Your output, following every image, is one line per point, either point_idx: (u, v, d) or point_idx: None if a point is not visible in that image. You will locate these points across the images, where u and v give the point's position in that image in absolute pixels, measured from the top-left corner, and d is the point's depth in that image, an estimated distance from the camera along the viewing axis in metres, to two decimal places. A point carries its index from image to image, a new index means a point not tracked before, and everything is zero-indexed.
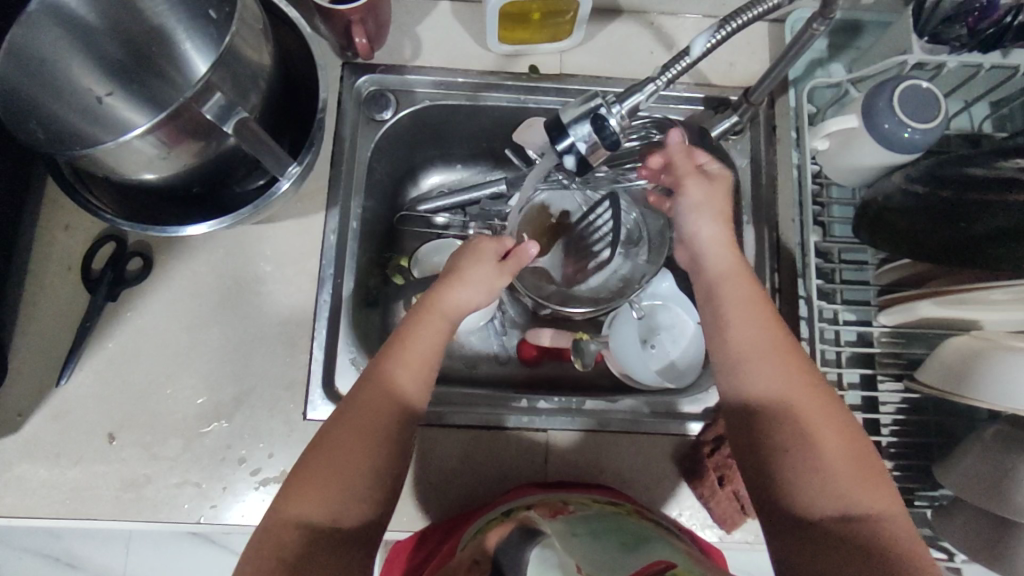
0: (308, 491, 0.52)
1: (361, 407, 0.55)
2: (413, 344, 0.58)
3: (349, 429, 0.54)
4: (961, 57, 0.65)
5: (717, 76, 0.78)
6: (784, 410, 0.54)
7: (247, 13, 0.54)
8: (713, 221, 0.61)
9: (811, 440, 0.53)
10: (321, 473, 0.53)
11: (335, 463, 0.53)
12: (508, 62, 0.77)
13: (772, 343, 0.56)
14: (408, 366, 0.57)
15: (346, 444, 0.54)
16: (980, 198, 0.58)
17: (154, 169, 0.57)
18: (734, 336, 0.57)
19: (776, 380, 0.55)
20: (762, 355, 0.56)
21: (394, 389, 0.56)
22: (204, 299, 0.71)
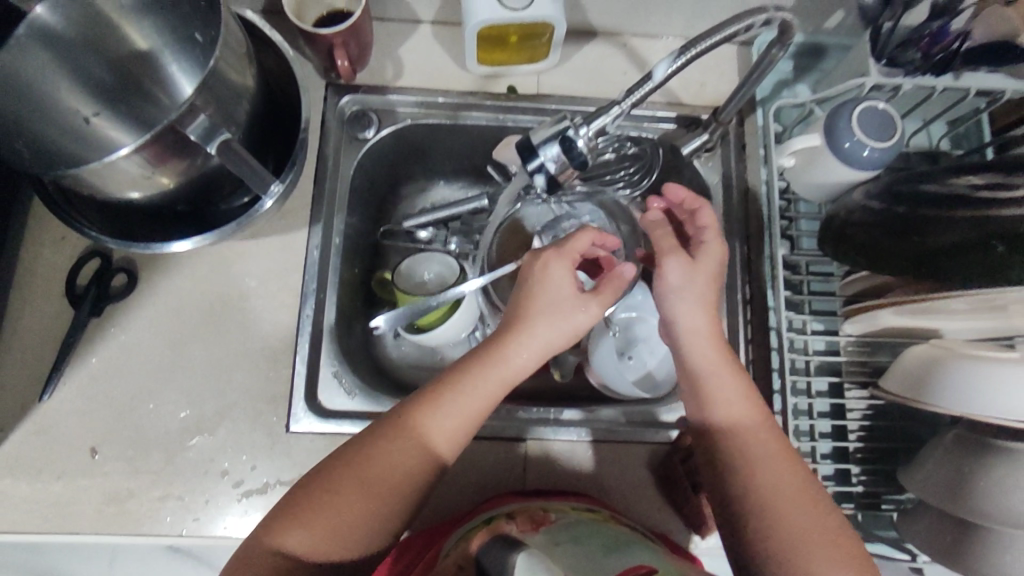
0: (312, 515, 0.54)
1: (386, 441, 0.56)
2: (468, 373, 0.59)
3: (373, 465, 0.56)
4: (916, 80, 0.68)
5: (689, 96, 0.81)
6: (749, 459, 0.57)
7: (230, 37, 0.56)
8: (699, 306, 0.61)
9: (771, 499, 0.55)
10: (333, 501, 0.55)
11: (351, 495, 0.55)
12: (487, 82, 0.80)
13: (750, 406, 0.59)
14: (458, 395, 0.58)
15: (382, 461, 0.56)
16: (931, 213, 0.61)
17: (138, 188, 0.59)
18: (717, 397, 0.59)
19: (745, 447, 0.57)
20: (733, 407, 0.59)
21: (431, 432, 0.57)
22: (188, 314, 0.72)
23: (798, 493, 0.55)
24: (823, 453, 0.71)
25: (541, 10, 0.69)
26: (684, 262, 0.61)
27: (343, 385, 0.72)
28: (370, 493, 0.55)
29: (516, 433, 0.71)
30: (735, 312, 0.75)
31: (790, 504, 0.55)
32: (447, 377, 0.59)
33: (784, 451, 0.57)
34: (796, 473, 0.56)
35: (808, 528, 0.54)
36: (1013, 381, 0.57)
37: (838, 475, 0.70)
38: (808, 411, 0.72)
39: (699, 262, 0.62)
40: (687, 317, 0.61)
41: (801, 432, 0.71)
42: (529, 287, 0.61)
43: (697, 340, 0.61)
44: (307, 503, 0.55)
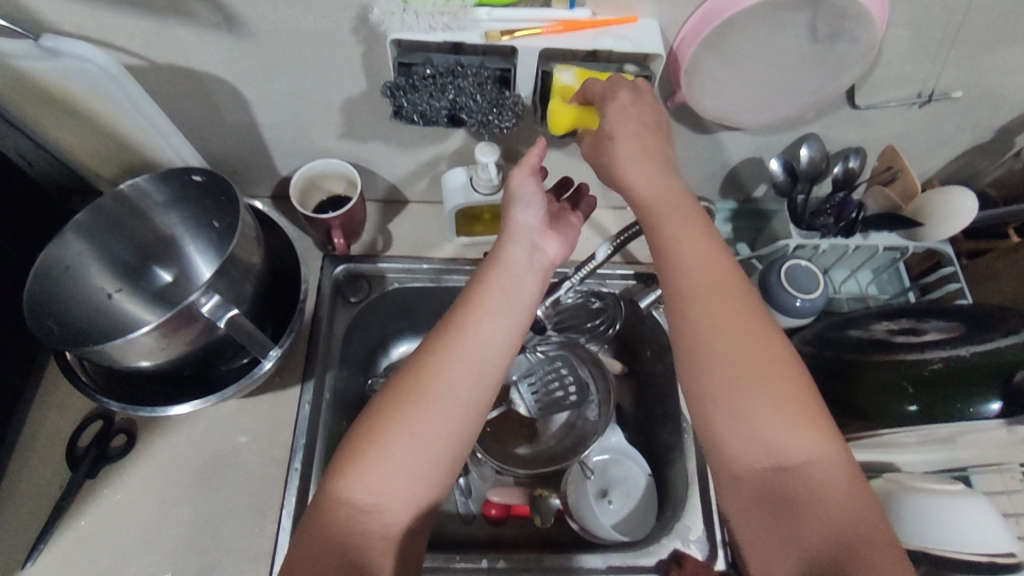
0: (363, 467, 0.53)
1: (421, 377, 0.57)
2: (471, 303, 0.61)
3: (416, 395, 0.56)
4: (830, 241, 0.80)
5: (644, 256, 0.92)
6: (719, 343, 0.55)
7: (245, 228, 0.67)
8: (631, 144, 0.60)
9: (732, 373, 0.54)
10: (384, 444, 0.54)
11: (401, 426, 0.55)
12: (466, 249, 0.91)
13: (718, 281, 0.57)
14: (463, 322, 0.59)
15: (397, 397, 0.56)
16: (852, 357, 0.69)
17: (150, 358, 0.65)
18: (676, 276, 0.57)
19: (731, 340, 0.55)
20: (697, 292, 0.56)
21: (466, 359, 0.58)
22: (180, 471, 0.76)
23: (785, 375, 0.53)
24: None
25: None
26: (628, 99, 0.59)
27: None
28: (397, 428, 0.55)
29: None
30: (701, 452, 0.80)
31: (779, 389, 0.53)
32: (477, 300, 0.61)
33: (770, 331, 0.55)
34: (779, 349, 0.55)
35: (795, 414, 0.53)
36: (965, 510, 0.62)
37: None
38: None
39: (635, 99, 0.60)
40: (641, 180, 0.60)
41: None
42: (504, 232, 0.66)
43: (653, 195, 0.60)
44: (349, 454, 0.54)
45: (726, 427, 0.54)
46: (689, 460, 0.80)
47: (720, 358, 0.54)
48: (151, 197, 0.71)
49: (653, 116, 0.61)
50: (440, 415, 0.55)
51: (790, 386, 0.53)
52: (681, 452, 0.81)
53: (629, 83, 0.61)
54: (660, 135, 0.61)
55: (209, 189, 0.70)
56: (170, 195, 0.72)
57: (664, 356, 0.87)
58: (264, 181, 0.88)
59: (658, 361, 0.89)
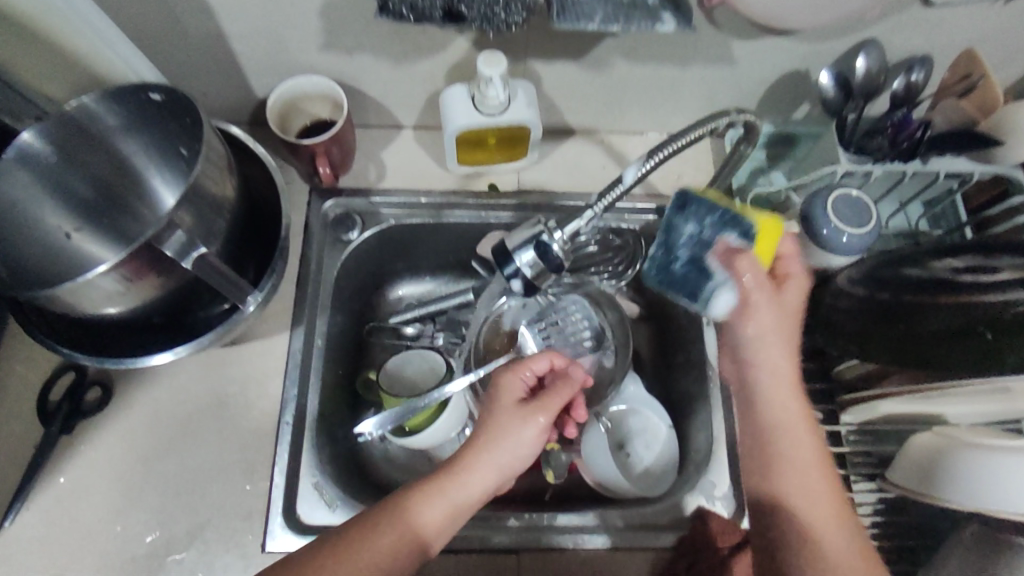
0: (373, 546, 0.51)
1: (477, 472, 0.56)
2: (477, 460, 0.56)
3: (403, 512, 0.53)
4: (886, 166, 0.70)
5: (666, 187, 0.82)
6: (799, 483, 0.56)
7: (211, 153, 0.58)
8: (789, 357, 0.60)
9: (807, 518, 0.54)
10: (381, 533, 0.52)
11: (381, 537, 0.52)
12: (468, 181, 0.81)
13: (816, 462, 0.56)
14: (480, 449, 0.57)
15: (396, 515, 0.53)
16: (915, 299, 0.61)
17: (114, 304, 0.58)
18: (774, 409, 0.59)
19: (811, 486, 0.55)
20: (788, 430, 0.58)
21: (465, 481, 0.55)
22: (163, 426, 0.70)
23: (849, 521, 0.54)
24: None
25: (518, 114, 0.71)
26: (801, 287, 0.61)
27: (323, 497, 0.68)
28: (383, 546, 0.51)
29: (503, 544, 0.67)
30: (729, 401, 0.73)
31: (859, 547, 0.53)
32: (478, 469, 0.56)
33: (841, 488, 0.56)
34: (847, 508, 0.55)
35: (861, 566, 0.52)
36: None
37: None
38: None
39: (801, 282, 0.62)
40: (760, 325, 0.60)
41: None
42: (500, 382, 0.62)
43: (755, 321, 0.60)
44: (350, 535, 0.52)
45: (783, 562, 0.54)
46: (716, 410, 0.73)
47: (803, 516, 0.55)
48: (103, 120, 0.62)
49: (794, 302, 0.61)
50: (418, 535, 0.52)
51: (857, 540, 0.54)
52: (706, 402, 0.75)
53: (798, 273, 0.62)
54: (799, 314, 0.62)
55: (171, 110, 0.61)
56: (125, 118, 0.62)
57: None
58: (239, 105, 0.78)
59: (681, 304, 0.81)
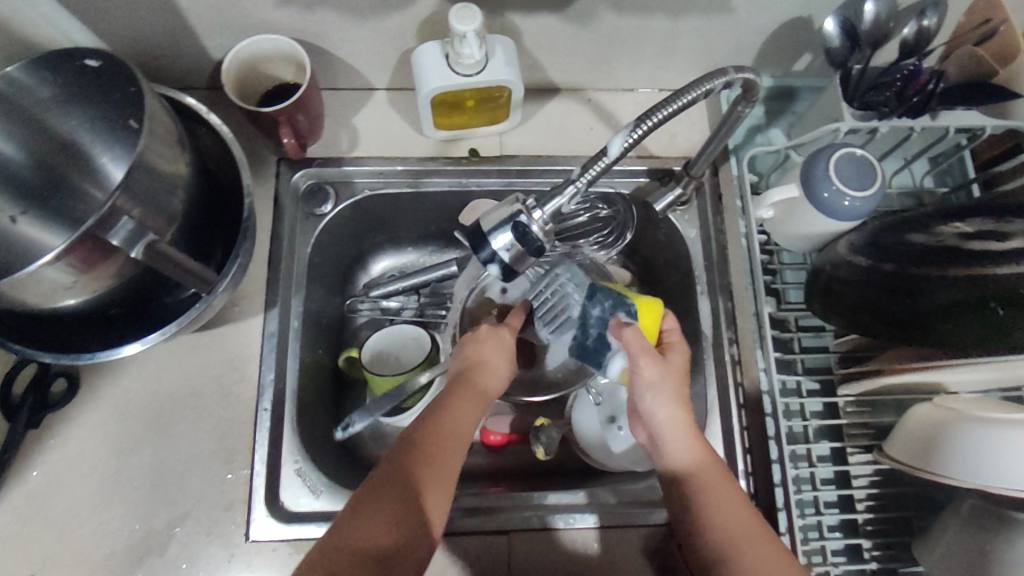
0: (386, 501, 0.49)
1: (481, 396, 0.58)
2: (460, 412, 0.56)
3: (426, 462, 0.51)
4: (893, 122, 0.65)
5: (659, 148, 0.77)
6: (718, 507, 0.52)
7: (157, 127, 0.52)
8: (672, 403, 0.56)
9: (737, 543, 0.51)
10: (389, 492, 0.49)
11: (403, 494, 0.49)
12: (447, 146, 0.76)
13: (726, 486, 0.53)
14: (457, 405, 0.56)
15: (398, 470, 0.51)
16: (921, 271, 0.56)
17: (67, 297, 0.54)
18: (670, 436, 0.56)
19: (730, 491, 0.53)
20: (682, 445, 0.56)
21: (457, 431, 0.54)
22: (135, 416, 0.67)
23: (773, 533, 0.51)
24: (831, 525, 0.66)
25: (497, 74, 0.66)
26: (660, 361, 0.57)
27: (307, 484, 0.66)
28: (396, 501, 0.49)
29: (494, 526, 0.66)
30: (723, 373, 0.71)
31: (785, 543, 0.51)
32: (463, 418, 0.55)
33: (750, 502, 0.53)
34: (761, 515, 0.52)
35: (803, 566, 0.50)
36: None
37: (849, 549, 0.65)
38: (811, 480, 0.66)
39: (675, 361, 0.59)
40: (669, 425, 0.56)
41: (805, 502, 0.66)
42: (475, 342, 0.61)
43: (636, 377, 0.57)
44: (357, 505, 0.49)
45: None
46: (710, 383, 0.71)
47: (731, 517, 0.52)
48: (35, 93, 0.56)
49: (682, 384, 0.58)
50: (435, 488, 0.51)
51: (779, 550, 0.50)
52: (700, 375, 0.72)
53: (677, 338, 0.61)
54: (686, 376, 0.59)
55: (110, 79, 0.55)
56: (61, 89, 0.57)
57: (680, 266, 0.77)
58: (193, 69, 0.71)
59: (674, 272, 0.78)
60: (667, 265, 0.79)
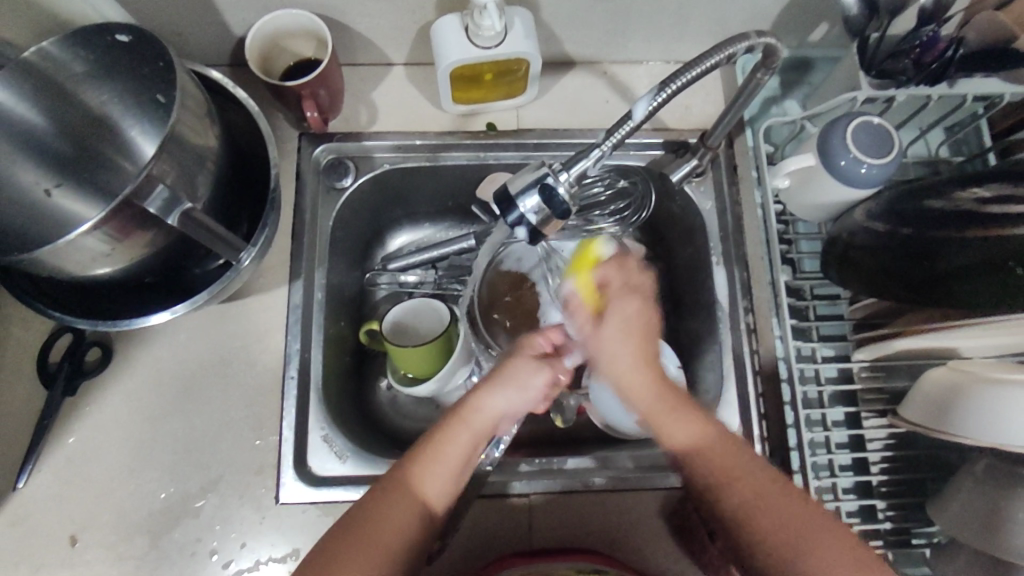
0: (369, 544, 0.51)
1: (476, 426, 0.56)
2: (446, 450, 0.55)
3: (398, 506, 0.52)
4: (911, 90, 0.65)
5: (674, 121, 0.78)
6: (740, 488, 0.53)
7: (187, 98, 0.54)
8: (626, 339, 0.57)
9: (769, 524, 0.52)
10: (368, 533, 0.51)
11: (379, 538, 0.51)
12: (464, 121, 0.77)
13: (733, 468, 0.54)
14: (445, 446, 0.55)
15: (378, 513, 0.52)
16: (940, 235, 0.58)
17: (104, 265, 0.56)
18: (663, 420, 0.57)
19: (738, 465, 0.54)
20: (664, 407, 0.56)
21: (441, 473, 0.54)
22: (167, 385, 0.69)
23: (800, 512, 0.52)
24: (846, 487, 0.67)
25: (515, 47, 0.67)
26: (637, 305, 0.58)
27: (334, 449, 0.68)
28: (375, 545, 0.51)
29: (515, 491, 0.67)
30: (738, 342, 0.72)
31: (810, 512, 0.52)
32: (449, 456, 0.55)
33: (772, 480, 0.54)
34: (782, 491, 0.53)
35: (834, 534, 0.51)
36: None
37: (863, 511, 0.66)
38: (826, 444, 0.68)
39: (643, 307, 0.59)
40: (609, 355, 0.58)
41: (820, 466, 0.67)
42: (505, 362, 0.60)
43: (598, 342, 0.58)
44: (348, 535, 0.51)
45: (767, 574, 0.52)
46: (726, 351, 0.72)
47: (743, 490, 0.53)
48: (69, 68, 0.58)
49: (644, 320, 0.58)
50: (410, 532, 0.52)
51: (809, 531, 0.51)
52: (716, 343, 0.74)
53: (619, 288, 0.59)
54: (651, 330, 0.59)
55: (140, 53, 0.56)
56: (93, 63, 0.58)
57: (696, 237, 0.78)
58: (216, 45, 0.73)
59: (689, 244, 0.79)
60: (682, 237, 0.80)
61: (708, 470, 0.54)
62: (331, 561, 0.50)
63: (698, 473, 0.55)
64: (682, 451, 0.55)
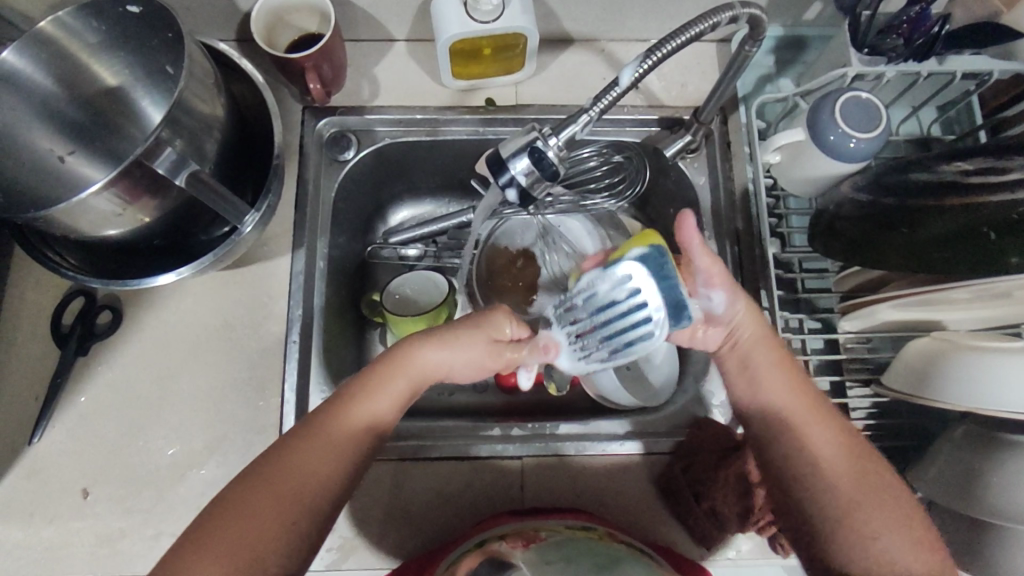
0: (289, 463, 0.54)
1: (408, 371, 0.60)
2: (375, 388, 0.58)
3: (323, 433, 0.56)
4: (899, 67, 0.67)
5: (670, 98, 0.79)
6: (817, 450, 0.57)
7: (197, 67, 0.56)
8: (749, 313, 0.59)
9: (838, 481, 0.55)
10: (290, 455, 0.54)
11: (296, 461, 0.54)
12: (464, 96, 0.79)
13: (810, 418, 0.58)
14: (379, 384, 0.59)
15: (307, 438, 0.55)
16: (918, 204, 0.60)
17: (113, 226, 0.58)
18: (771, 387, 0.59)
19: (843, 437, 0.57)
20: (776, 367, 0.60)
21: (368, 409, 0.58)
22: (175, 347, 0.72)
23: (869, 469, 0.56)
24: None
25: (513, 21, 0.68)
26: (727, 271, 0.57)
27: None
28: (292, 466, 0.54)
29: (507, 453, 0.70)
30: None
31: (868, 466, 0.56)
32: (379, 392, 0.58)
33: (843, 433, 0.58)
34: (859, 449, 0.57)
35: (875, 484, 0.55)
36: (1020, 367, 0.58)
37: None
38: None
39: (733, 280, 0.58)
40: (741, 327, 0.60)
41: None
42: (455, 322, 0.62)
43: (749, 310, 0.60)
44: (275, 454, 0.55)
45: (821, 533, 0.54)
46: None
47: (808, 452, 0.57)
48: (82, 37, 0.60)
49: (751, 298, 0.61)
50: (327, 459, 0.55)
51: (877, 485, 0.55)
52: None
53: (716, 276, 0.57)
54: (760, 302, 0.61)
55: (150, 24, 0.58)
56: (106, 32, 0.60)
57: (689, 213, 0.79)
58: (221, 20, 0.75)
59: None
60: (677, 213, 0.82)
61: (797, 430, 0.57)
62: (240, 497, 0.52)
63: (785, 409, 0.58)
64: (784, 412, 0.58)
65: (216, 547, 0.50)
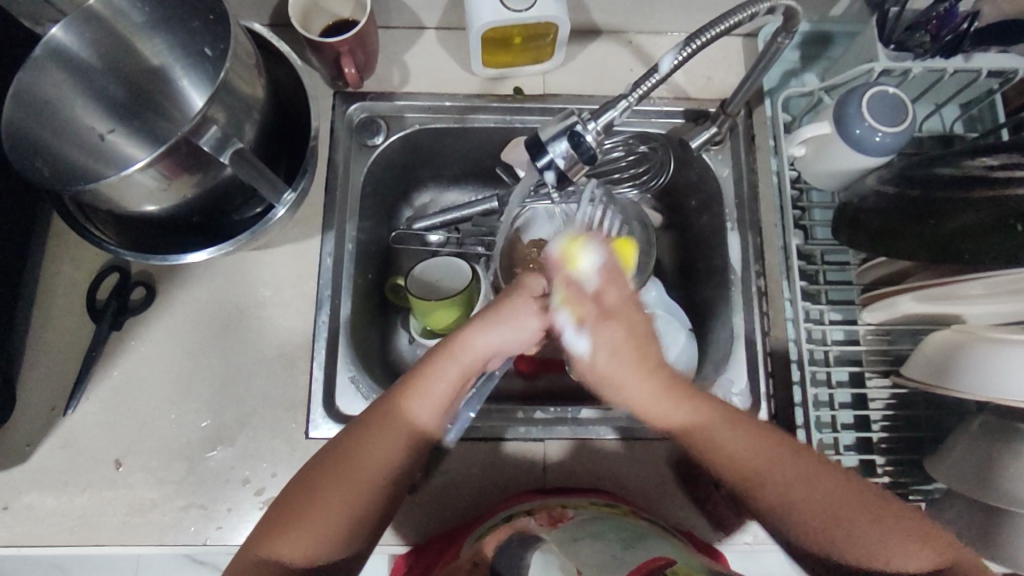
0: (360, 457, 0.55)
1: (456, 361, 0.59)
2: (429, 379, 0.59)
3: (387, 429, 0.57)
4: (925, 63, 0.68)
5: (696, 90, 0.80)
6: (754, 466, 0.57)
7: (240, 49, 0.57)
8: (604, 353, 0.59)
9: (788, 496, 0.56)
10: (354, 451, 0.56)
11: (359, 459, 0.56)
12: (493, 85, 0.80)
13: (738, 427, 0.58)
14: (436, 377, 0.59)
15: (372, 434, 0.56)
16: (947, 196, 0.61)
17: (154, 201, 0.59)
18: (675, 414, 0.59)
19: (756, 442, 0.58)
20: (658, 395, 0.59)
21: (430, 401, 0.58)
22: (206, 324, 0.73)
23: (797, 462, 0.57)
24: (847, 444, 0.70)
25: (545, 10, 0.69)
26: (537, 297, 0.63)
27: (361, 390, 0.72)
28: (358, 463, 0.55)
29: (531, 436, 0.71)
30: (750, 303, 0.75)
31: (816, 465, 0.57)
32: (435, 380, 0.59)
33: (764, 436, 0.58)
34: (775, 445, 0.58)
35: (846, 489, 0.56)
36: None
37: (863, 466, 0.69)
38: (830, 402, 0.71)
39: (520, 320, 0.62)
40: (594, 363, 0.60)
41: (823, 423, 0.71)
42: (502, 303, 0.62)
43: (512, 334, 0.62)
44: (343, 447, 0.56)
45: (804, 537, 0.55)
46: (736, 312, 0.75)
47: (785, 482, 0.56)
48: (128, 17, 0.62)
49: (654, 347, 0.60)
50: (394, 456, 0.56)
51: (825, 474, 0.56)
52: (726, 305, 0.77)
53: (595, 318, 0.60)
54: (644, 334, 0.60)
55: (194, 6, 0.60)
56: (150, 13, 0.62)
57: (712, 204, 0.80)
58: (256, 5, 0.76)
59: (705, 211, 0.81)
60: (699, 205, 0.83)
61: (703, 446, 0.58)
62: (310, 489, 0.55)
63: (701, 451, 0.58)
64: (679, 428, 0.59)
65: (292, 532, 0.54)
